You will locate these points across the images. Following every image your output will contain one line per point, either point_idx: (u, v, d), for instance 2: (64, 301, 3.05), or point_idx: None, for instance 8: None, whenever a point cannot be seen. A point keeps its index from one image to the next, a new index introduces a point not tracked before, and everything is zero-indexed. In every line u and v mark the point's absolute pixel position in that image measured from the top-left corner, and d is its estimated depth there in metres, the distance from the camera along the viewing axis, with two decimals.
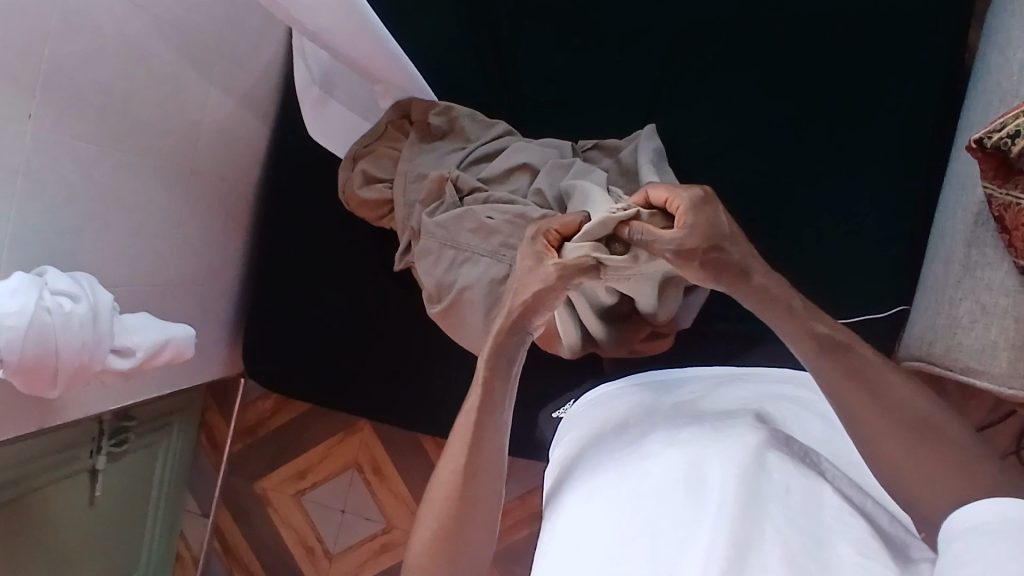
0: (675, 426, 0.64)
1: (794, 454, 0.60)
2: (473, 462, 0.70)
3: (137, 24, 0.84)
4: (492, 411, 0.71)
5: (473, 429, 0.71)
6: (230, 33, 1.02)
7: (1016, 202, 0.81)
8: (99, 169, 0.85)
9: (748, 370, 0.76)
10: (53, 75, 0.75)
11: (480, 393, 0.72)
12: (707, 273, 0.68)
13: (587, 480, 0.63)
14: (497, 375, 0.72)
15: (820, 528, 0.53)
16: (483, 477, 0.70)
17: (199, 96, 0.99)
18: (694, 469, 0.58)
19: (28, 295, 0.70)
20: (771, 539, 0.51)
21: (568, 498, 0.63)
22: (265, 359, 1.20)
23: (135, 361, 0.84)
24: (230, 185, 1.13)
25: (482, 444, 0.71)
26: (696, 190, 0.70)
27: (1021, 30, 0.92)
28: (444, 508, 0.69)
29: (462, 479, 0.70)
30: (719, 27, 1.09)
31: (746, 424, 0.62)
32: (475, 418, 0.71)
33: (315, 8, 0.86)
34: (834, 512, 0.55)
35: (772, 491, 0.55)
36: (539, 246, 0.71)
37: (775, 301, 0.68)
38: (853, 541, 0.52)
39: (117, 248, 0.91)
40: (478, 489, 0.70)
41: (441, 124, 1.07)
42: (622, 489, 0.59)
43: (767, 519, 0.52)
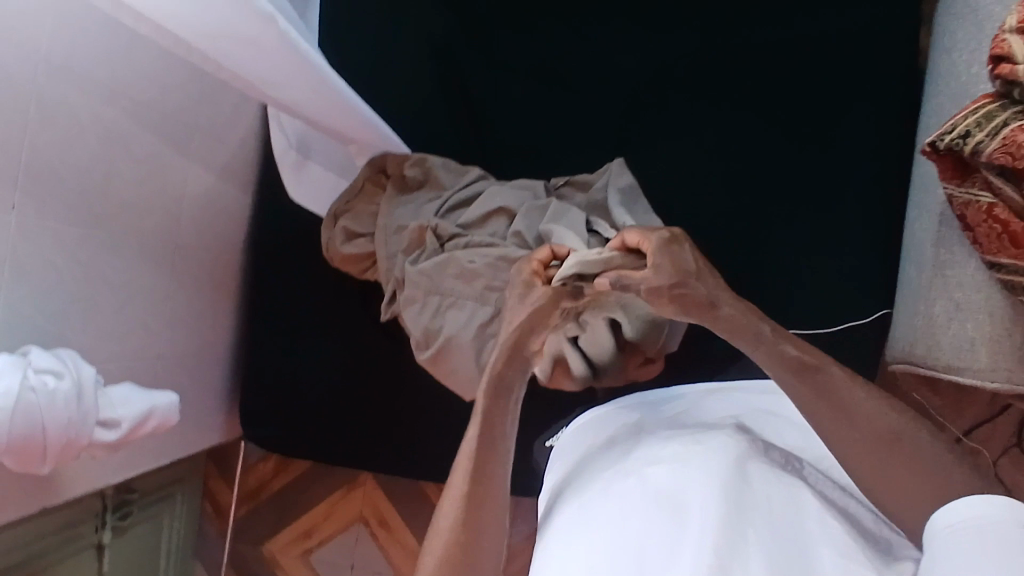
0: (656, 443, 0.64)
1: (776, 465, 0.61)
2: (479, 488, 0.67)
3: (111, 109, 0.88)
4: (494, 443, 0.69)
5: (478, 458, 0.68)
6: (205, 108, 1.06)
7: (975, 199, 0.82)
8: (83, 250, 0.87)
9: (725, 384, 0.77)
10: (33, 167, 0.78)
11: (482, 423, 0.70)
12: (676, 309, 0.69)
13: (572, 503, 0.62)
14: (499, 405, 0.71)
15: (801, 533, 0.53)
16: (488, 505, 0.67)
17: (178, 170, 1.02)
18: (677, 484, 0.57)
19: (14, 377, 0.72)
20: (754, 545, 0.51)
21: (553, 522, 0.62)
22: (265, 419, 1.22)
23: (120, 432, 0.85)
24: (216, 253, 1.15)
25: (486, 475, 0.68)
26: (663, 231, 0.72)
27: (963, 32, 0.94)
28: (449, 543, 0.65)
29: (468, 510, 0.66)
30: (675, 58, 1.13)
31: (728, 433, 0.62)
32: (477, 445, 0.69)
33: (281, 85, 0.89)
34: (819, 518, 0.55)
35: (757, 501, 0.55)
36: (525, 275, 0.79)
37: (743, 328, 0.68)
38: (832, 543, 0.52)
39: (106, 326, 0.93)
40: (483, 519, 0.66)
41: (417, 175, 1.10)
42: (604, 510, 0.58)
43: (752, 530, 0.52)
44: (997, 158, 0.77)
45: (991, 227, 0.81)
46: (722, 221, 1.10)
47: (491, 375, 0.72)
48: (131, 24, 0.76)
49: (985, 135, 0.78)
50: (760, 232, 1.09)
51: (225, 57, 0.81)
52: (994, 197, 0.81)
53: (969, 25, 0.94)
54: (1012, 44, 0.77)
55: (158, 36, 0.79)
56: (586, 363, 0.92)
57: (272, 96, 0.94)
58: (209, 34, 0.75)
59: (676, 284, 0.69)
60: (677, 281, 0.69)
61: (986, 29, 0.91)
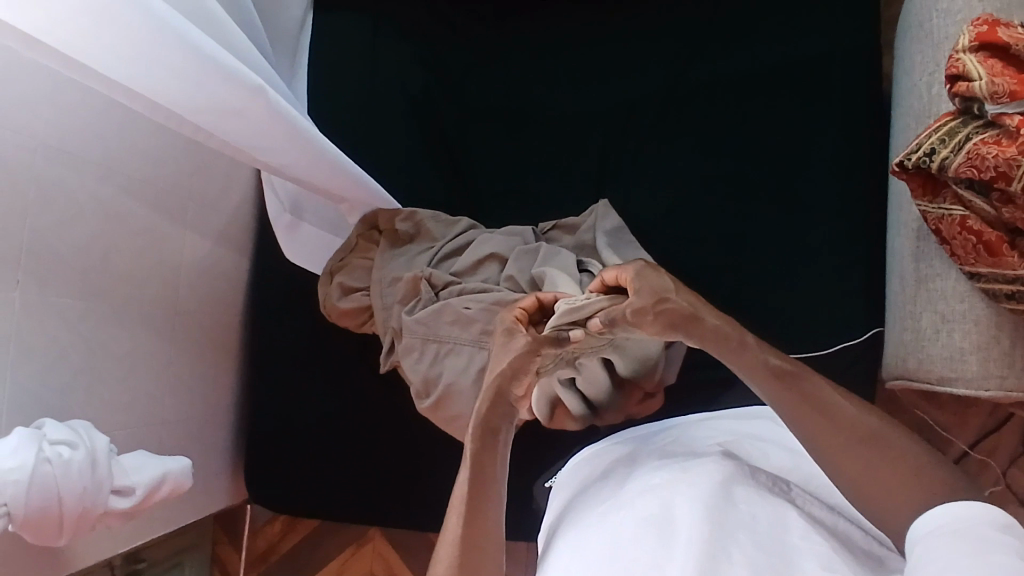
0: (648, 475, 0.67)
1: (761, 488, 0.65)
2: (475, 534, 0.71)
3: (110, 185, 0.92)
4: (486, 491, 0.72)
5: (472, 505, 0.72)
6: (199, 178, 1.10)
7: (948, 213, 0.85)
8: (86, 321, 0.90)
9: (714, 414, 0.82)
10: (36, 245, 0.81)
11: (471, 471, 0.73)
12: (664, 326, 0.71)
13: (569, 536, 0.65)
14: (486, 451, 0.73)
15: (786, 550, 0.57)
16: (484, 548, 0.71)
17: (176, 239, 1.05)
18: (662, 510, 0.61)
19: (29, 450, 0.73)
20: (737, 563, 0.54)
21: (552, 556, 0.65)
22: (270, 480, 1.22)
23: (134, 499, 0.85)
24: (216, 317, 1.17)
25: (479, 520, 0.71)
26: (638, 261, 0.74)
27: (920, 55, 0.98)
28: None
29: (465, 553, 0.70)
30: (648, 98, 1.17)
31: (713, 461, 0.66)
32: (469, 492, 0.72)
33: (274, 158, 0.94)
34: (800, 534, 0.59)
35: (739, 521, 0.59)
36: (508, 322, 0.77)
37: (729, 339, 0.71)
38: (818, 557, 0.56)
39: (110, 395, 0.94)
40: (479, 561, 0.70)
41: (408, 229, 1.12)
42: (599, 539, 0.61)
43: (734, 548, 0.56)
44: (964, 172, 0.80)
45: (965, 239, 0.83)
46: (708, 251, 1.13)
47: (478, 421, 0.73)
48: (124, 102, 0.80)
49: (950, 151, 0.81)
50: (746, 260, 1.12)
51: (219, 132, 0.86)
52: (965, 210, 0.83)
53: (924, 48, 0.98)
54: (966, 63, 0.79)
55: (151, 113, 0.83)
56: (585, 401, 0.96)
57: (263, 165, 0.98)
58: (199, 110, 0.79)
59: (659, 301, 0.70)
60: (659, 298, 0.70)
61: (941, 47, 0.95)
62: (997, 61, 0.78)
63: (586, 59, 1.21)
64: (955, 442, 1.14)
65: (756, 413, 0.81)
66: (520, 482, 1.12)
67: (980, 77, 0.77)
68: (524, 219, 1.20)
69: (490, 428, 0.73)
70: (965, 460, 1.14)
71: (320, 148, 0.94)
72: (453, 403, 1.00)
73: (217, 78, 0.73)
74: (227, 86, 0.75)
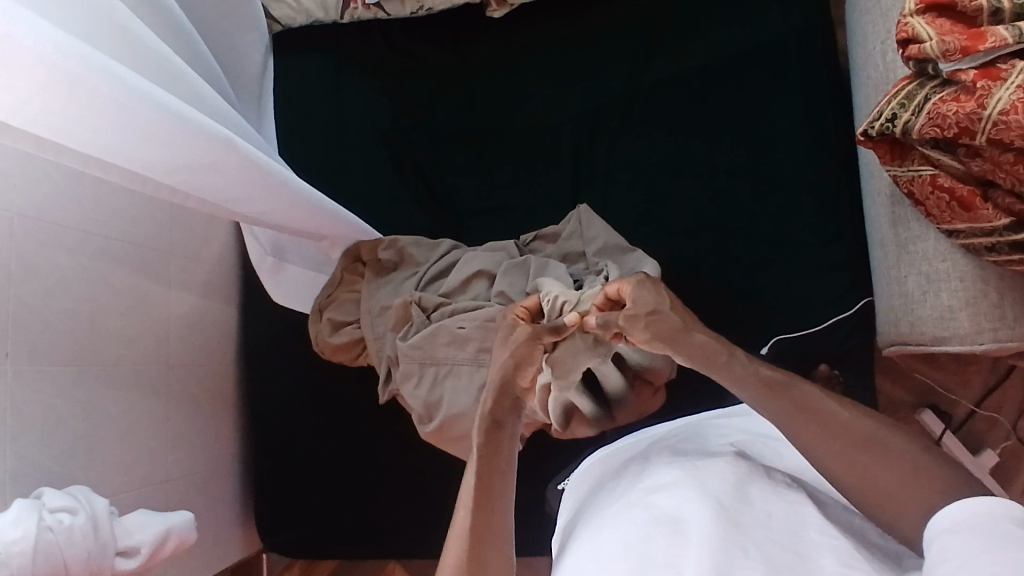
0: (658, 476, 0.66)
1: (773, 484, 0.64)
2: (483, 526, 0.69)
3: (88, 251, 0.92)
4: (498, 479, 0.70)
5: (479, 496, 0.70)
6: (179, 234, 1.10)
7: (917, 174, 0.86)
8: (81, 387, 0.90)
9: (719, 413, 0.82)
10: (22, 317, 0.82)
11: (482, 459, 0.71)
12: (652, 336, 0.71)
13: (579, 542, 0.65)
14: (497, 440, 0.72)
15: (800, 547, 0.56)
16: (495, 545, 0.68)
17: (162, 296, 1.06)
18: (674, 510, 0.60)
19: (30, 520, 0.72)
20: (750, 558, 0.54)
21: (563, 561, 0.64)
22: (285, 525, 1.22)
23: (141, 559, 0.84)
24: (211, 370, 1.17)
25: (490, 512, 0.69)
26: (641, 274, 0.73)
27: (871, 25, 1.00)
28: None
29: (474, 548, 0.68)
30: (612, 100, 1.18)
31: (726, 464, 0.66)
32: (478, 485, 0.70)
33: (252, 208, 0.94)
34: (812, 523, 0.59)
35: (750, 516, 0.59)
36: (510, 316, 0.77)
37: (715, 355, 0.72)
38: (832, 552, 0.55)
39: (112, 458, 0.94)
40: (487, 558, 0.68)
41: (392, 257, 1.12)
42: (610, 543, 0.61)
43: (748, 542, 0.56)
44: (928, 132, 0.80)
45: (939, 198, 0.84)
46: (691, 244, 1.14)
47: (485, 409, 0.72)
48: (100, 174, 0.79)
49: (911, 113, 0.82)
50: (729, 248, 1.12)
51: (195, 187, 0.86)
52: (934, 168, 0.84)
53: (874, 18, 0.99)
54: (914, 26, 0.80)
55: (129, 182, 0.83)
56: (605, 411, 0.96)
57: (241, 215, 0.99)
58: (173, 169, 0.80)
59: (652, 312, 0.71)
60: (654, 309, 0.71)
61: (890, 15, 0.96)
62: (945, 19, 0.79)
63: (547, 70, 1.22)
64: (961, 403, 1.13)
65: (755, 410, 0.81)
66: (534, 496, 1.11)
67: (930, 38, 0.78)
68: (507, 235, 1.20)
69: (495, 419, 0.72)
70: (974, 419, 1.13)
71: (301, 194, 0.95)
72: (458, 426, 0.99)
73: (192, 137, 0.74)
74: (198, 144, 0.75)
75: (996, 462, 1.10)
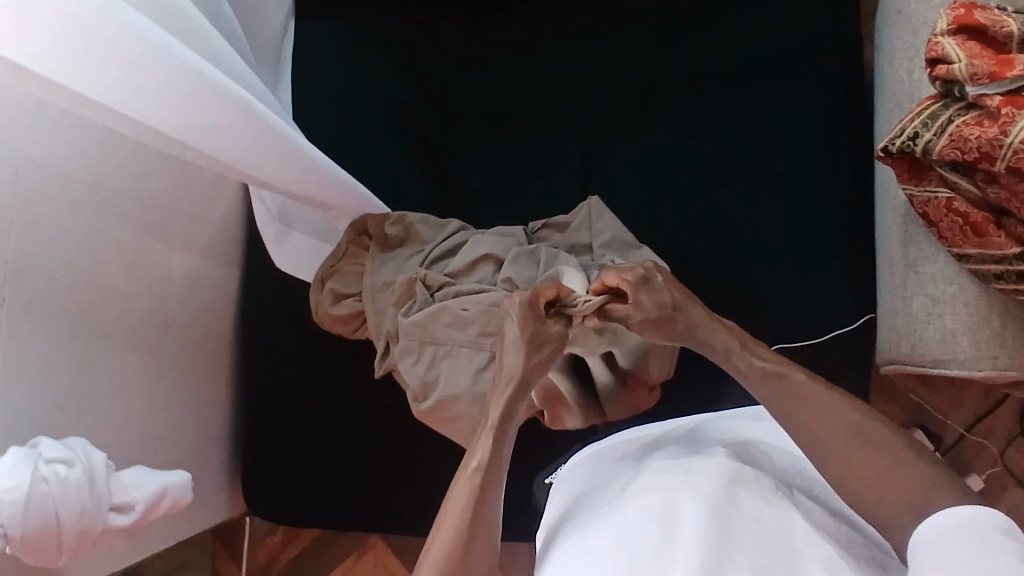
0: (652, 475, 0.67)
1: (768, 489, 0.65)
2: (480, 510, 0.71)
3: (94, 202, 0.92)
4: (499, 466, 0.73)
5: (481, 480, 0.72)
6: (185, 192, 1.09)
7: (933, 196, 0.85)
8: (78, 338, 0.90)
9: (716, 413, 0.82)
10: (22, 264, 0.81)
11: (489, 444, 0.74)
12: (665, 335, 0.81)
13: (570, 536, 0.66)
14: (504, 430, 0.75)
15: (792, 553, 0.57)
16: (487, 528, 0.71)
17: (164, 253, 1.05)
18: (667, 511, 0.61)
19: (24, 470, 0.72)
20: (742, 566, 0.54)
21: (553, 554, 0.65)
22: (268, 491, 1.23)
23: (134, 515, 0.85)
24: (207, 331, 1.17)
25: (487, 498, 0.71)
26: (640, 272, 0.79)
27: (899, 41, 0.99)
28: (446, 562, 0.68)
29: (469, 530, 0.70)
30: (631, 95, 1.17)
31: (721, 464, 0.66)
32: (483, 473, 0.72)
33: (262, 171, 0.93)
34: (806, 533, 0.59)
35: (741, 520, 0.59)
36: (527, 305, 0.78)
37: (714, 348, 0.80)
38: (823, 561, 0.56)
39: (103, 411, 0.94)
40: (478, 543, 0.70)
41: (398, 233, 1.12)
42: (600, 540, 0.61)
43: (739, 549, 0.56)
44: (948, 154, 0.80)
45: (953, 221, 0.84)
46: (699, 245, 1.13)
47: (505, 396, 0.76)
48: (112, 128, 0.79)
49: (933, 134, 0.81)
50: (735, 254, 1.12)
51: (208, 147, 0.85)
52: (951, 191, 0.84)
53: (903, 34, 0.98)
54: (944, 46, 0.80)
55: (140, 137, 0.82)
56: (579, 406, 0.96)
57: (250, 178, 0.98)
58: (185, 126, 0.79)
59: (668, 315, 0.79)
60: (668, 313, 0.79)
61: (920, 34, 0.96)
62: (974, 42, 0.79)
63: (569, 58, 1.20)
64: (951, 426, 1.14)
65: (747, 414, 0.80)
66: (520, 483, 1.12)
67: (959, 59, 0.78)
68: (515, 219, 1.20)
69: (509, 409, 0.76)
70: (962, 444, 1.14)
71: (312, 160, 0.94)
72: (451, 408, 0.99)
73: (209, 96, 0.73)
74: (215, 102, 0.74)
75: (979, 487, 1.11)
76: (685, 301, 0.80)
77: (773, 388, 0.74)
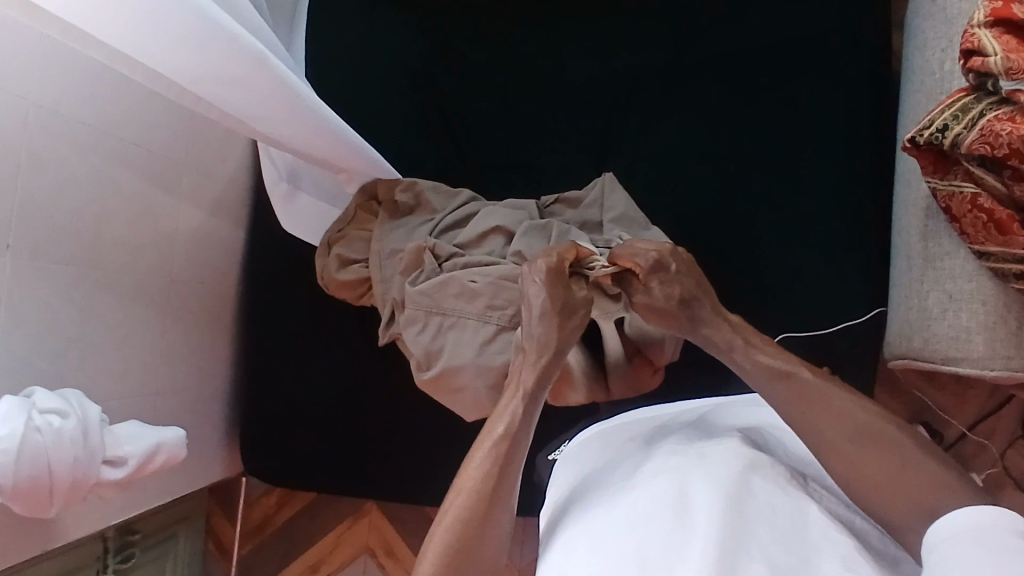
0: (665, 459, 0.66)
1: (781, 478, 0.64)
2: (500, 473, 0.72)
3: (103, 151, 0.90)
4: (523, 433, 0.75)
5: (505, 444, 0.73)
6: (194, 146, 1.07)
7: (958, 190, 0.84)
8: (81, 289, 0.88)
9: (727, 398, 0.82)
10: (27, 210, 0.79)
11: (516, 410, 0.76)
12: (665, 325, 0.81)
13: (578, 515, 0.65)
14: (532, 399, 0.77)
15: (806, 546, 0.57)
16: (506, 496, 0.72)
17: (171, 207, 1.03)
18: (681, 496, 0.60)
19: (19, 419, 0.71)
20: (758, 557, 0.54)
21: (562, 532, 0.65)
22: (266, 453, 1.23)
23: (127, 470, 0.84)
24: (211, 289, 1.15)
25: (509, 462, 0.73)
26: (655, 255, 0.79)
27: (933, 31, 0.96)
28: (463, 519, 0.70)
29: (489, 490, 0.71)
30: (653, 72, 1.15)
31: (735, 451, 0.66)
32: (508, 438, 0.74)
33: (277, 130, 0.91)
34: (817, 525, 0.59)
35: (756, 509, 0.59)
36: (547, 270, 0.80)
37: (719, 345, 0.79)
38: (838, 555, 0.56)
39: (105, 364, 0.93)
40: (496, 505, 0.71)
41: (407, 201, 1.10)
42: (612, 522, 0.61)
43: (754, 539, 0.56)
44: (977, 148, 0.79)
45: (976, 217, 0.83)
46: (713, 230, 1.12)
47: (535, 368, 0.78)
48: (128, 75, 0.77)
49: (963, 127, 0.80)
50: (749, 240, 1.11)
51: (225, 102, 0.83)
52: (977, 186, 0.83)
53: (937, 24, 0.96)
54: (981, 38, 0.78)
55: (156, 87, 0.80)
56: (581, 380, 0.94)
57: (262, 135, 0.96)
58: (201, 76, 0.77)
59: (677, 306, 0.79)
60: (678, 304, 0.79)
61: (954, 24, 0.93)
62: (1011, 36, 0.77)
63: (592, 30, 1.17)
64: (954, 424, 1.14)
65: (756, 400, 0.80)
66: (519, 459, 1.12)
67: (995, 52, 0.76)
68: (527, 193, 1.19)
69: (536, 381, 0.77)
70: (962, 442, 1.15)
71: (327, 121, 0.92)
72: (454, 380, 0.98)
73: (229, 48, 0.71)
74: (236, 55, 0.72)
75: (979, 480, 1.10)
76: (698, 289, 0.80)
77: (783, 379, 0.73)
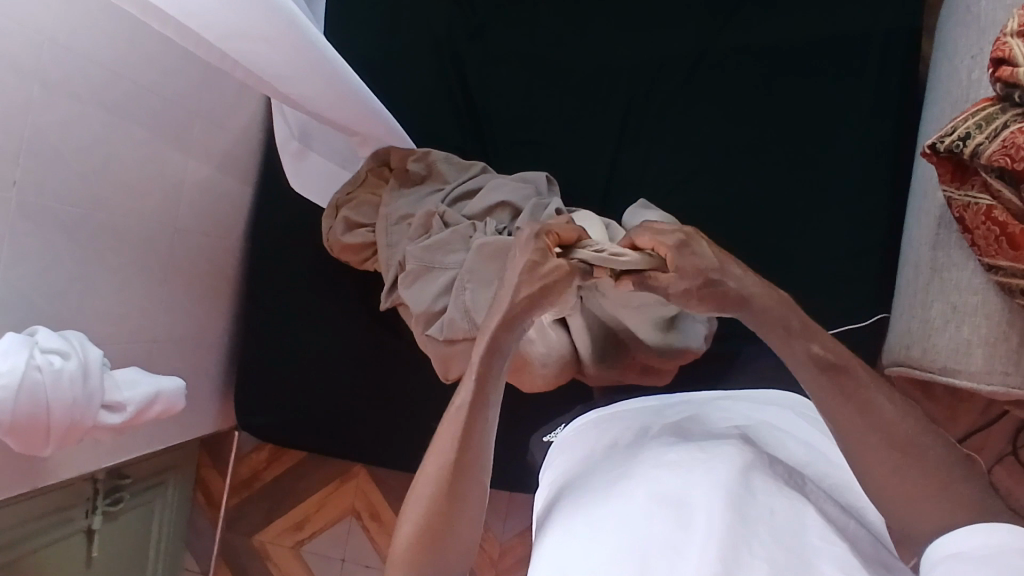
0: (662, 452, 0.64)
1: (780, 479, 0.61)
2: (463, 456, 0.64)
3: (116, 93, 0.89)
4: (484, 407, 0.65)
5: (464, 421, 0.65)
6: (207, 95, 1.06)
7: (973, 202, 0.84)
8: (84, 230, 0.88)
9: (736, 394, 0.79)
10: (37, 148, 0.79)
11: (473, 386, 0.65)
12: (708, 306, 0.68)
13: (570, 506, 0.64)
14: (490, 372, 0.66)
15: (804, 545, 0.53)
16: (475, 472, 0.65)
17: (180, 156, 1.03)
18: (679, 495, 0.58)
19: (20, 356, 0.72)
20: (757, 555, 0.51)
21: (553, 521, 0.63)
22: (259, 411, 1.23)
23: (125, 415, 0.85)
24: (213, 242, 1.15)
25: (474, 442, 0.65)
26: (680, 233, 0.67)
27: (965, 36, 0.94)
28: (429, 509, 0.63)
29: (453, 470, 0.64)
30: (679, 56, 1.12)
31: (734, 448, 0.63)
32: (468, 407, 0.65)
33: (302, 93, 0.90)
34: (819, 533, 0.55)
35: (754, 511, 0.56)
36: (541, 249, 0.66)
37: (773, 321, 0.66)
38: (836, 561, 0.52)
39: (105, 307, 0.93)
40: (465, 488, 0.64)
41: (419, 170, 1.08)
42: (609, 511, 0.59)
43: (753, 539, 0.53)
44: (996, 160, 0.78)
45: (989, 230, 0.82)
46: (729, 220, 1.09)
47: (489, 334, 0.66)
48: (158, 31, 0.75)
49: (985, 137, 0.79)
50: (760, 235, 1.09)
51: (252, 62, 0.82)
52: (993, 199, 0.82)
53: (969, 30, 0.94)
54: (1013, 47, 0.76)
55: (184, 42, 0.78)
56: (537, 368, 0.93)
57: (285, 98, 0.93)
58: (231, 33, 0.75)
59: (708, 282, 0.67)
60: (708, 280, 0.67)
61: (987, 31, 0.91)
62: None
63: (619, 9, 1.15)
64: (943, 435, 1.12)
65: (767, 399, 0.76)
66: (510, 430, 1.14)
67: None
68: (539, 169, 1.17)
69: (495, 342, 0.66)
70: None
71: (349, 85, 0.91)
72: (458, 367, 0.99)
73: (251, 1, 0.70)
74: (264, 11, 0.72)
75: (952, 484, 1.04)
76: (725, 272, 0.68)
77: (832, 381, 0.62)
